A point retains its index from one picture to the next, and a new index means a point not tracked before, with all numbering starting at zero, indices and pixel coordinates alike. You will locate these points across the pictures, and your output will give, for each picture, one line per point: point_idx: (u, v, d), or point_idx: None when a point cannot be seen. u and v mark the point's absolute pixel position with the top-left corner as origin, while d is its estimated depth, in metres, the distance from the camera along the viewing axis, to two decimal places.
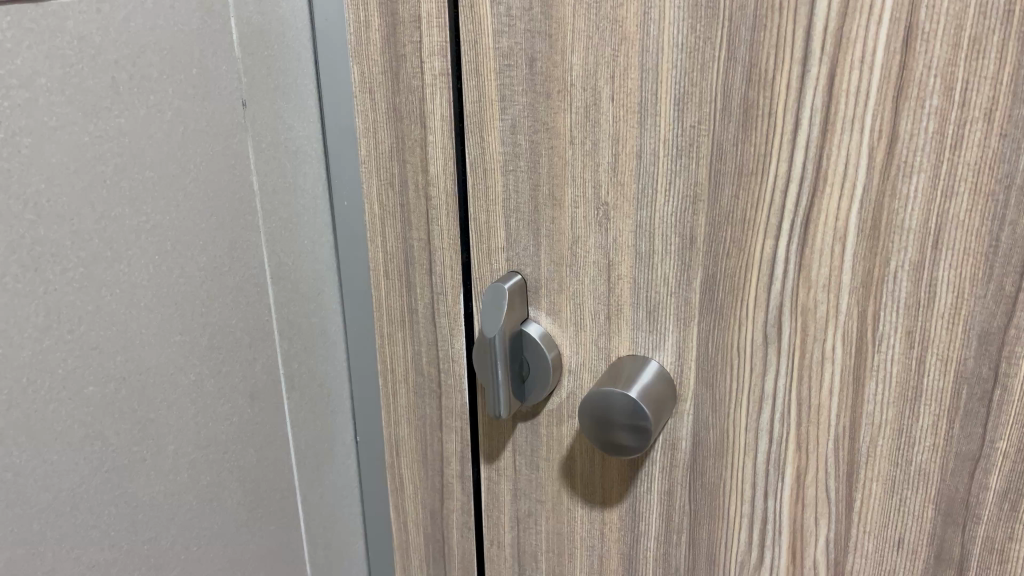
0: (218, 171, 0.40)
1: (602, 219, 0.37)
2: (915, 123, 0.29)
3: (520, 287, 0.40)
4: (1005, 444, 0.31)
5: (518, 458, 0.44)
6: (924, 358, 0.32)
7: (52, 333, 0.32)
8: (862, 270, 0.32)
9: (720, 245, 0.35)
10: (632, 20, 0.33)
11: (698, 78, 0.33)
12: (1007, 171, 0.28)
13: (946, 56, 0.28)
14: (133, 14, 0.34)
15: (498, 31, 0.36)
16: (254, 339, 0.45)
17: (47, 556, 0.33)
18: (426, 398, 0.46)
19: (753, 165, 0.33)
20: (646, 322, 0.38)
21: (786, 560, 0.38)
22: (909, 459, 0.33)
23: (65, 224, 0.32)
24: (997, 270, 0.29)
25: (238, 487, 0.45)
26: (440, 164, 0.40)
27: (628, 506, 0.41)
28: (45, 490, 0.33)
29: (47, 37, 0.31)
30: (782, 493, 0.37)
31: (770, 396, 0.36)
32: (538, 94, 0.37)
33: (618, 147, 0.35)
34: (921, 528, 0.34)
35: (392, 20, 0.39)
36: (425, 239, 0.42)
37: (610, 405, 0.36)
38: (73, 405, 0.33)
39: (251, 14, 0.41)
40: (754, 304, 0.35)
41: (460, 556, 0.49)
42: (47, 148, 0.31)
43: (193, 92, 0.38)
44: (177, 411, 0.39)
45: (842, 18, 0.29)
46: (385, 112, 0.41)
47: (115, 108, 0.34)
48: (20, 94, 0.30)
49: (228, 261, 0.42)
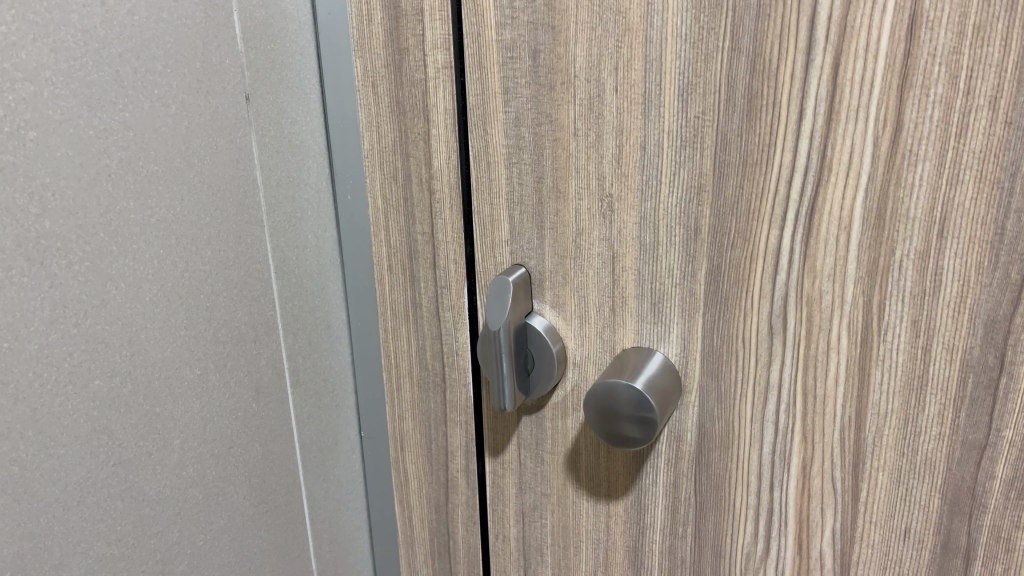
0: (222, 165, 0.40)
1: (606, 211, 0.37)
2: (920, 112, 0.29)
3: (524, 280, 0.40)
4: (1012, 433, 0.31)
5: (523, 452, 0.44)
6: (929, 347, 0.32)
7: (59, 327, 0.32)
8: (867, 259, 0.32)
9: (725, 236, 0.34)
10: (636, 11, 0.33)
11: (702, 68, 0.33)
12: (1012, 158, 0.28)
13: (951, 43, 0.28)
14: (136, 7, 0.34)
15: (500, 24, 0.36)
16: (259, 334, 0.45)
17: (56, 550, 0.33)
18: (430, 392, 0.46)
19: (757, 155, 0.33)
20: (651, 314, 0.38)
21: (792, 552, 0.38)
22: (916, 448, 0.33)
23: (71, 218, 0.32)
24: (1002, 259, 0.29)
25: (244, 482, 0.45)
26: (444, 157, 0.40)
27: (634, 498, 0.41)
28: (53, 484, 0.33)
29: (52, 30, 0.31)
30: (788, 483, 0.37)
31: (776, 387, 0.36)
32: (541, 87, 0.37)
33: (622, 139, 0.35)
34: (928, 517, 0.34)
35: (394, 14, 0.39)
36: (429, 232, 0.42)
37: (616, 397, 0.36)
38: (79, 399, 0.33)
39: (254, 8, 0.41)
40: (759, 295, 0.35)
41: (465, 550, 0.49)
42: (52, 141, 0.31)
43: (197, 86, 0.38)
44: (182, 405, 0.39)
45: (846, 6, 0.29)
46: (387, 106, 0.41)
47: (120, 102, 0.34)
48: (25, 88, 0.30)
49: (232, 256, 0.42)
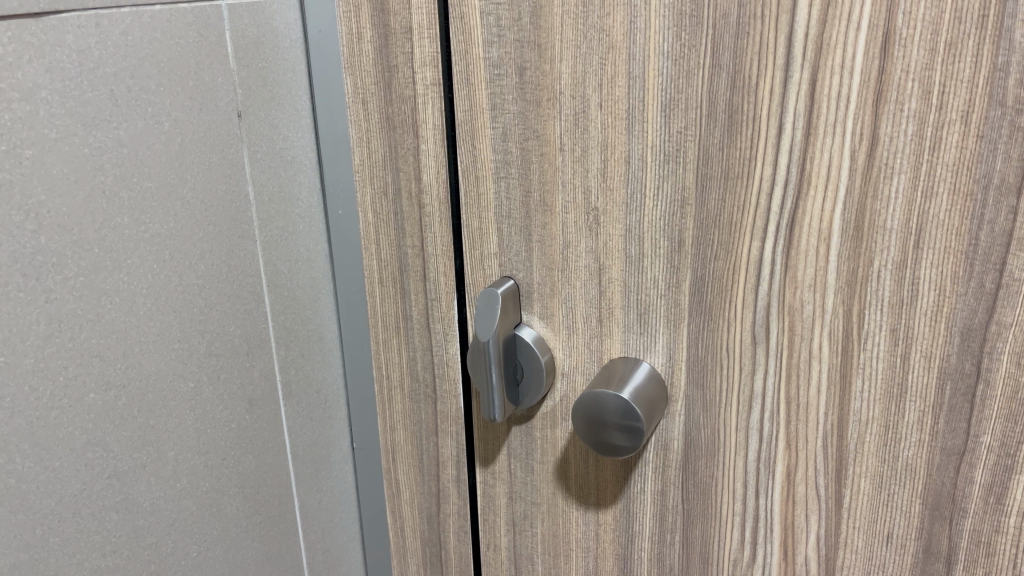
0: (214, 180, 0.41)
1: (592, 223, 0.38)
2: (895, 126, 0.30)
3: (513, 292, 0.41)
4: (989, 438, 0.32)
5: (514, 461, 0.45)
6: (908, 355, 0.32)
7: (54, 342, 0.33)
8: (846, 270, 0.33)
9: (708, 247, 0.35)
10: (619, 29, 0.34)
11: (683, 85, 0.34)
12: (984, 171, 0.29)
13: (923, 60, 0.29)
14: (131, 27, 0.35)
15: (488, 41, 0.37)
16: (252, 347, 0.45)
17: (51, 561, 0.34)
18: (422, 404, 0.47)
19: (738, 168, 0.34)
20: (638, 324, 0.38)
21: (778, 557, 0.38)
22: (896, 455, 0.34)
23: (66, 234, 0.33)
24: (977, 268, 0.30)
25: (238, 493, 0.45)
26: (433, 172, 0.41)
27: (623, 506, 0.42)
28: (48, 497, 0.33)
29: (47, 51, 0.32)
30: (773, 490, 0.37)
31: (760, 395, 0.36)
32: (529, 103, 0.37)
33: (607, 154, 0.36)
34: (909, 522, 0.34)
35: (384, 32, 0.40)
36: (419, 245, 0.43)
37: (602, 406, 0.37)
38: (75, 412, 0.34)
39: (247, 27, 0.42)
40: (742, 305, 0.35)
41: (457, 560, 0.49)
42: (48, 159, 0.32)
43: (190, 103, 0.39)
44: (176, 418, 0.40)
45: (821, 25, 0.30)
46: (377, 122, 0.42)
47: (114, 120, 0.34)
48: (21, 107, 0.31)
49: (225, 270, 0.42)
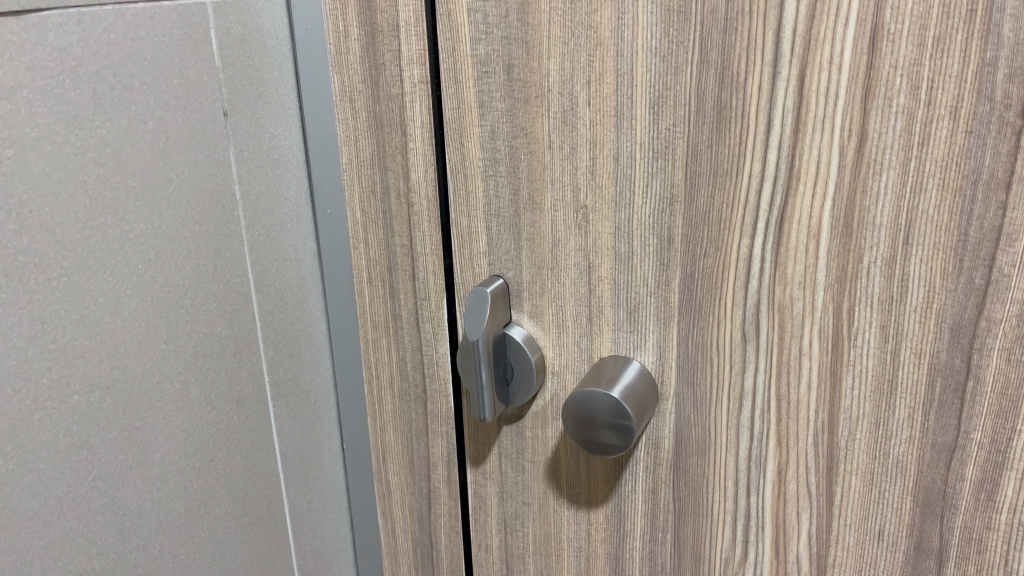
0: (200, 180, 0.41)
1: (581, 222, 0.38)
2: (884, 122, 0.30)
3: (502, 291, 0.40)
4: (980, 434, 0.32)
5: (504, 461, 0.45)
6: (898, 351, 0.32)
7: (37, 344, 0.32)
8: (837, 266, 0.32)
9: (697, 245, 0.35)
10: (607, 26, 0.34)
11: (672, 81, 0.33)
12: (973, 167, 0.29)
13: (911, 55, 0.29)
14: (114, 25, 0.35)
15: (475, 38, 0.37)
16: (240, 347, 0.45)
17: (36, 564, 0.33)
18: (412, 404, 0.46)
19: (727, 165, 0.33)
20: (627, 322, 0.38)
21: (769, 556, 0.38)
22: (887, 452, 0.34)
23: (49, 234, 0.32)
24: (966, 264, 0.30)
25: (226, 495, 0.44)
26: (422, 170, 0.41)
27: (614, 505, 0.42)
28: (32, 499, 0.33)
29: (28, 49, 0.31)
30: (764, 487, 0.37)
31: (750, 392, 0.36)
32: (517, 100, 0.37)
33: (596, 151, 0.36)
34: (901, 520, 0.34)
35: (371, 29, 0.39)
36: (408, 245, 0.43)
37: (592, 405, 0.37)
38: (59, 414, 0.34)
39: (232, 24, 0.42)
40: (732, 303, 0.35)
41: (449, 560, 0.49)
42: (30, 159, 0.31)
43: (175, 102, 0.38)
44: (163, 418, 0.39)
45: (810, 20, 0.30)
46: (365, 120, 0.41)
47: (97, 119, 0.34)
48: (2, 106, 0.30)
49: (212, 270, 0.42)
